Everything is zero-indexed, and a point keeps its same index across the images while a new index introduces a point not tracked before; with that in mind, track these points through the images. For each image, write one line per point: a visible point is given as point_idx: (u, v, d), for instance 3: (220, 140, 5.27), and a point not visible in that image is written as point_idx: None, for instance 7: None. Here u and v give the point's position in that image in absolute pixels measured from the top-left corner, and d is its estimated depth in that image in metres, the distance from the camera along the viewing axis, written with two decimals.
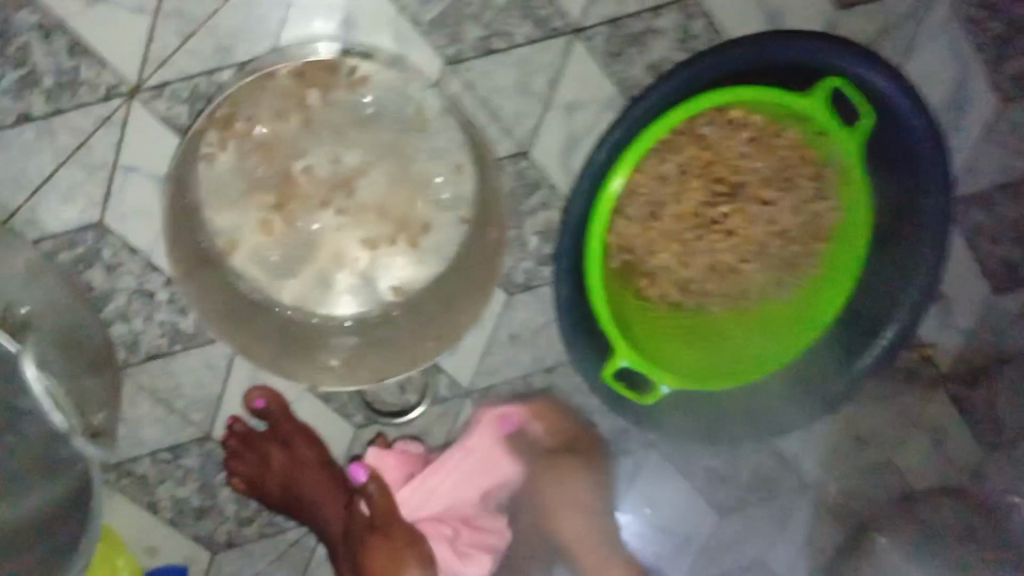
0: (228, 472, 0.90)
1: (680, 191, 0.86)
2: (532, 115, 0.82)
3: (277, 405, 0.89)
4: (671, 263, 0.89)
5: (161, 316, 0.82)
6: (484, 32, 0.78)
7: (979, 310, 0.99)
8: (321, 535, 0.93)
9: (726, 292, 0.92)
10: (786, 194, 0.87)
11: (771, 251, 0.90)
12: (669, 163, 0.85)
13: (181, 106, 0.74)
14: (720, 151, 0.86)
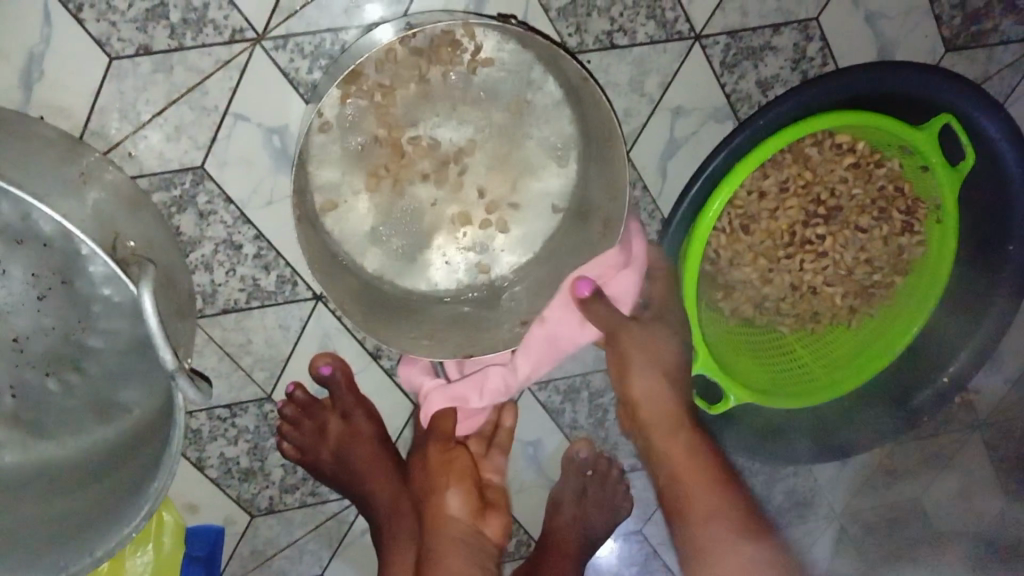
0: (279, 436, 0.88)
1: (776, 208, 0.81)
2: (639, 114, 0.82)
3: (343, 375, 0.87)
4: (753, 279, 0.84)
5: (243, 270, 0.80)
6: (611, 26, 0.77)
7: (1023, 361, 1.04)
8: (365, 509, 0.92)
9: (800, 316, 0.87)
10: (884, 223, 0.83)
11: (858, 281, 0.85)
12: (770, 178, 0.80)
13: (302, 60, 0.74)
14: (823, 172, 0.81)
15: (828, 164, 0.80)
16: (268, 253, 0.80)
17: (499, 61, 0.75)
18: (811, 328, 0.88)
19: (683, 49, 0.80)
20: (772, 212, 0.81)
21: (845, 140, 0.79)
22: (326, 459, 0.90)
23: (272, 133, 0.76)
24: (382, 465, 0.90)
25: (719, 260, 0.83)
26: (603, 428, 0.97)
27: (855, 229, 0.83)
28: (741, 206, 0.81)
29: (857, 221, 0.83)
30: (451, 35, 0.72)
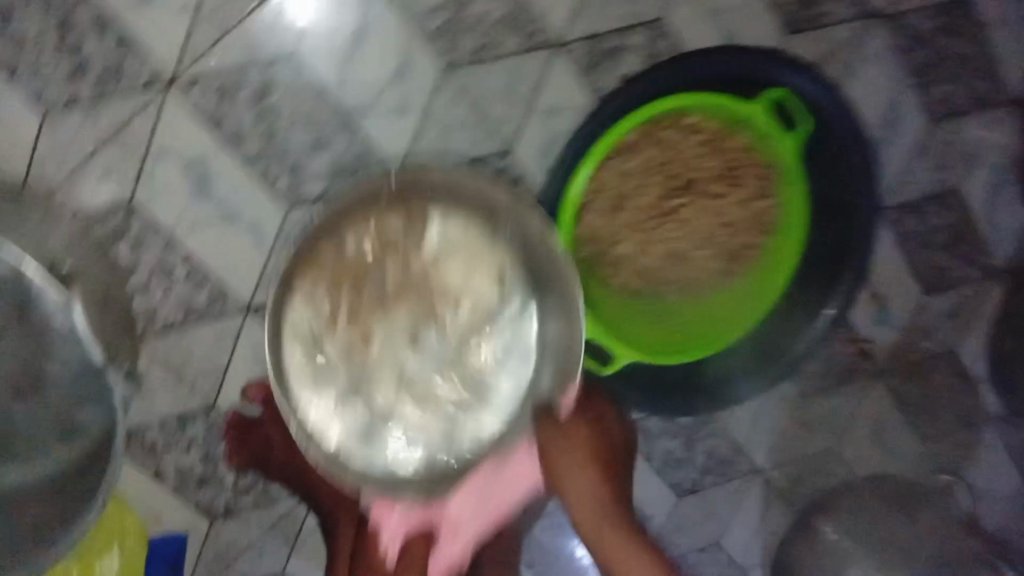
0: (227, 450, 0.98)
1: (643, 186, 0.93)
2: (516, 118, 0.93)
3: (275, 394, 0.96)
4: (634, 252, 0.95)
5: (177, 291, 0.90)
6: (479, 43, 0.89)
7: (913, 308, 1.16)
8: (315, 507, 1.01)
9: (681, 281, 0.98)
10: (739, 189, 0.94)
11: (726, 243, 0.96)
12: (633, 160, 0.92)
13: (211, 98, 0.84)
14: (678, 148, 0.92)
15: (681, 140, 0.92)
16: (199, 272, 0.90)
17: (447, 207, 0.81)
18: (690, 291, 0.98)
19: (547, 57, 0.91)
20: (638, 188, 0.93)
21: (692, 117, 0.91)
22: (276, 460, 0.98)
23: (190, 165, 0.86)
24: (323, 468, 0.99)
25: (598, 234, 0.94)
26: None
27: (715, 197, 0.94)
28: (610, 184, 0.92)
29: (714, 189, 0.93)
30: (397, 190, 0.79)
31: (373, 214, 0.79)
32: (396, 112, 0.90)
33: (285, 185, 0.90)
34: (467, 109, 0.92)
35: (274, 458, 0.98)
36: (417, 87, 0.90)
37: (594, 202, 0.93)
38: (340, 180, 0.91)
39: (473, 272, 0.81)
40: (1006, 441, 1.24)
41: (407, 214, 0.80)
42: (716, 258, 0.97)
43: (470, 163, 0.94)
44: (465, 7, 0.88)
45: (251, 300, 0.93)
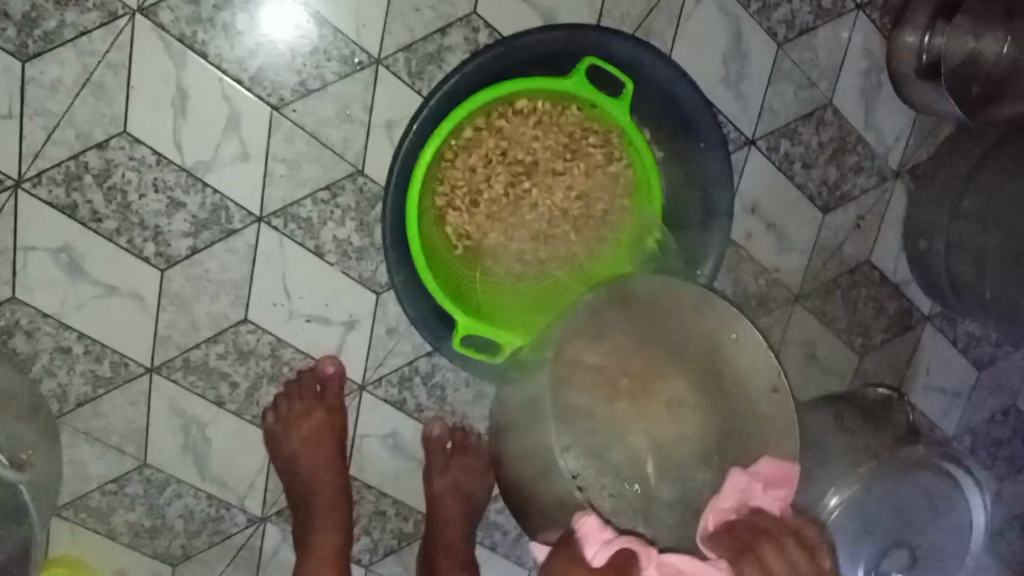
0: (272, 406, 1.02)
1: (489, 177, 0.94)
2: (358, 138, 0.96)
3: (336, 373, 1.03)
4: (500, 240, 0.97)
5: (81, 367, 0.96)
6: (298, 78, 0.92)
7: (812, 228, 1.15)
8: (306, 497, 1.02)
9: (555, 257, 0.99)
10: (582, 158, 0.96)
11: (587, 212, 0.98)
12: (473, 156, 0.93)
13: (58, 188, 0.89)
14: (514, 136, 0.94)
15: (512, 126, 0.93)
16: (95, 347, 0.96)
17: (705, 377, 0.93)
18: (569, 266, 1.00)
19: (370, 75, 0.94)
20: (487, 183, 0.95)
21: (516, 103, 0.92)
22: (307, 429, 1.01)
23: (58, 252, 0.91)
24: (328, 460, 1.03)
25: (463, 234, 0.96)
26: (447, 403, 1.10)
27: (563, 172, 0.96)
28: (460, 186, 0.94)
29: (557, 165, 0.96)
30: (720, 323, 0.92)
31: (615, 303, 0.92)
32: (240, 159, 0.93)
33: (152, 251, 0.94)
34: (307, 141, 0.95)
35: (302, 432, 1.02)
36: (252, 132, 0.93)
37: (447, 204, 0.95)
38: (205, 234, 0.95)
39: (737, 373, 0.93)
40: (942, 336, 1.24)
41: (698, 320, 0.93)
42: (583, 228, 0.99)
43: (325, 191, 0.97)
44: (277, 47, 0.91)
45: (154, 361, 0.98)
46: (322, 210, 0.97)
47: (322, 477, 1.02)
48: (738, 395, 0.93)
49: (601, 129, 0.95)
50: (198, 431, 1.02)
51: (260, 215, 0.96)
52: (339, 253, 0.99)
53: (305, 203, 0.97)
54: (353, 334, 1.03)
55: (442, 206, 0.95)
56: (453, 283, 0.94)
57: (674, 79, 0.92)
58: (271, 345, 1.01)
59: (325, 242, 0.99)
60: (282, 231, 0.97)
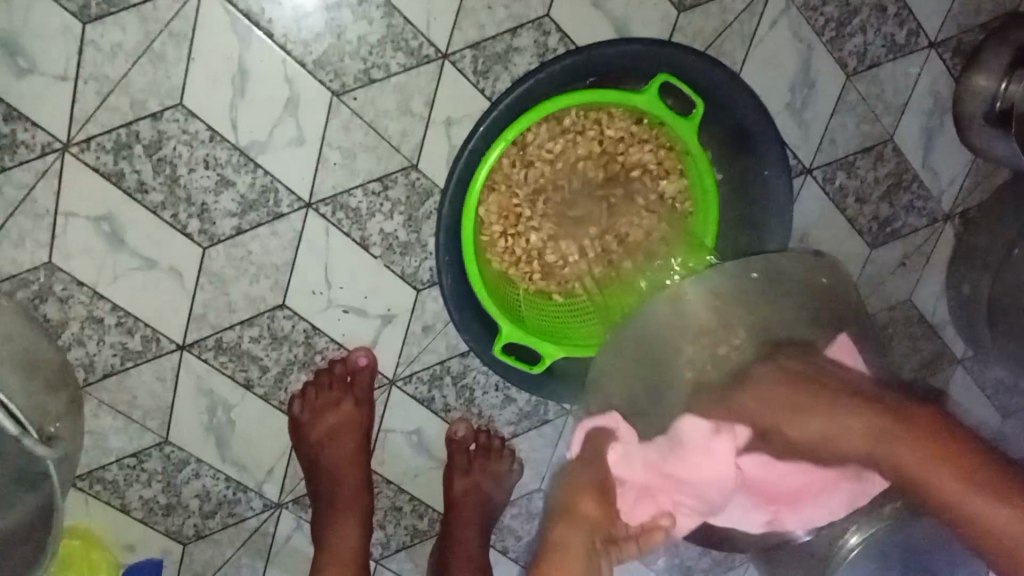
0: (300, 395, 1.01)
1: (542, 184, 0.93)
2: (416, 132, 0.94)
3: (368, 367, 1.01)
4: (547, 249, 0.95)
5: (111, 338, 0.94)
6: (363, 65, 0.90)
7: (857, 264, 1.14)
8: (328, 491, 1.01)
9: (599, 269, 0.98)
10: (638, 172, 0.94)
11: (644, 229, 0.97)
12: (530, 160, 0.91)
13: (107, 155, 0.87)
14: (571, 154, 0.92)
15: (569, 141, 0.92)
16: (127, 319, 0.94)
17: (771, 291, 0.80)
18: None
19: (435, 69, 0.92)
20: (540, 203, 0.94)
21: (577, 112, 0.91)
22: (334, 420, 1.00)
23: (99, 220, 0.89)
24: (351, 453, 1.02)
25: (518, 259, 0.95)
26: (475, 405, 1.08)
27: (619, 190, 0.95)
28: (514, 208, 0.93)
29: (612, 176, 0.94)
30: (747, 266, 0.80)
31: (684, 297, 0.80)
32: (294, 143, 0.91)
33: (195, 228, 0.92)
34: (364, 130, 0.92)
35: (328, 423, 1.00)
36: (309, 116, 0.90)
37: (500, 225, 0.93)
38: (251, 215, 0.93)
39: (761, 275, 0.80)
40: (971, 381, 1.24)
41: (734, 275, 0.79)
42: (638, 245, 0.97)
43: (377, 182, 0.95)
44: (344, 32, 0.89)
45: (185, 338, 0.96)
46: (372, 201, 0.95)
47: (344, 471, 1.01)
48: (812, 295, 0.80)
49: (660, 145, 0.94)
50: (224, 413, 1.00)
51: (309, 201, 0.94)
52: (384, 247, 0.97)
53: (355, 192, 0.95)
54: (389, 328, 1.01)
55: (495, 228, 0.93)
56: (497, 288, 0.93)
57: (747, 104, 0.90)
58: (305, 333, 0.99)
59: (371, 234, 0.97)
60: (329, 219, 0.95)
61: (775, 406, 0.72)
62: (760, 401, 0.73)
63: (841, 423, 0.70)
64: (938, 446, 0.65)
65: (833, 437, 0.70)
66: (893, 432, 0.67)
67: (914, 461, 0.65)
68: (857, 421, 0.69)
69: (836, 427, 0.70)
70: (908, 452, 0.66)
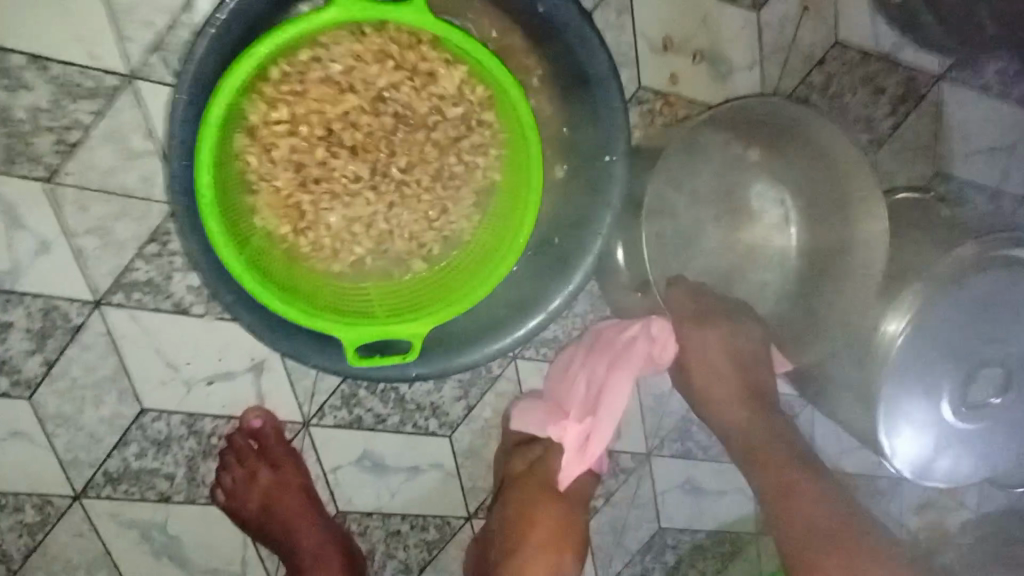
0: (216, 481, 0.91)
1: (300, 157, 0.76)
2: (156, 172, 0.80)
3: (272, 426, 0.91)
4: (352, 221, 0.80)
5: (7, 521, 0.88)
6: (55, 135, 0.77)
7: (752, 37, 0.91)
8: (292, 559, 0.91)
9: (423, 211, 0.81)
10: (401, 86, 0.77)
11: (451, 141, 0.80)
12: (269, 139, 0.75)
13: None
14: (312, 111, 0.75)
15: (300, 96, 0.74)
16: (9, 497, 0.87)
17: (867, 261, 0.86)
18: (468, 214, 0.83)
19: (130, 95, 0.77)
20: (314, 179, 0.77)
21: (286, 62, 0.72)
22: (263, 491, 0.90)
23: None
24: (302, 512, 0.92)
25: (332, 250, 0.80)
26: (409, 400, 0.96)
27: (394, 117, 0.78)
28: (290, 202, 0.77)
29: (376, 108, 0.77)
30: (864, 230, 0.86)
31: (783, 146, 0.91)
32: (42, 251, 0.80)
33: (8, 383, 0.83)
34: (103, 199, 0.79)
35: (257, 497, 0.90)
36: (39, 216, 0.79)
37: (286, 225, 0.77)
38: (52, 342, 0.83)
39: (854, 218, 0.87)
40: (967, 88, 1.00)
41: (860, 205, 0.85)
42: (454, 162, 0.81)
43: (153, 243, 0.82)
44: (12, 113, 0.75)
45: (76, 487, 0.88)
46: (163, 264, 0.83)
47: (302, 534, 0.91)
48: (836, 271, 0.90)
49: (405, 42, 0.75)
50: (161, 533, 0.92)
51: (97, 298, 0.82)
52: (204, 301, 0.85)
53: (138, 265, 0.82)
54: (268, 376, 0.90)
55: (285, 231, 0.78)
56: (315, 293, 0.77)
57: None
58: (186, 423, 0.89)
59: (183, 295, 0.84)
60: (130, 305, 0.83)
61: (707, 372, 0.93)
62: (699, 358, 0.93)
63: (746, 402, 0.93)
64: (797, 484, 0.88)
65: (723, 387, 0.93)
66: (809, 492, 0.86)
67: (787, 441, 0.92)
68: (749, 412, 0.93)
69: (741, 374, 0.93)
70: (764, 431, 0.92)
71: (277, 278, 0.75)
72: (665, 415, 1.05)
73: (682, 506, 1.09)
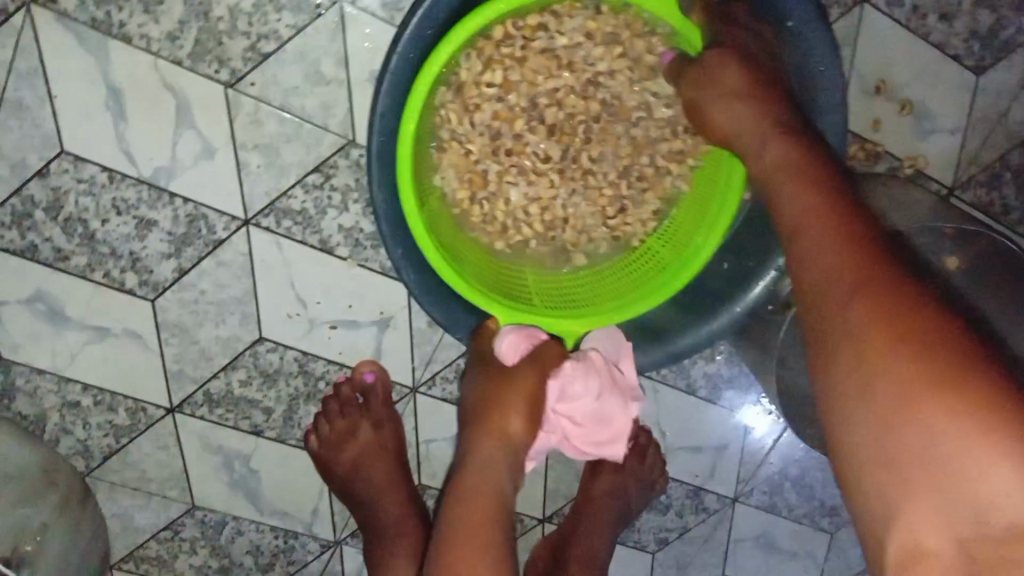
0: (313, 426, 0.87)
1: (495, 122, 0.74)
2: (339, 102, 0.76)
3: (382, 386, 0.86)
4: (528, 196, 0.77)
5: (96, 419, 0.85)
6: (249, 41, 0.73)
7: (963, 101, 0.87)
8: (370, 522, 0.88)
9: (601, 202, 0.79)
10: (617, 75, 0.75)
11: (649, 141, 0.78)
12: (473, 96, 0.73)
13: (9, 231, 0.76)
14: (525, 80, 0.73)
15: (517, 63, 0.73)
16: (104, 396, 0.84)
17: None
18: (645, 220, 0.79)
19: (334, 18, 0.74)
20: (505, 150, 0.75)
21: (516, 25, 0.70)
22: (357, 448, 0.87)
23: (32, 301, 0.79)
24: (393, 478, 0.88)
25: (502, 224, 0.77)
26: None
27: (599, 104, 0.76)
28: (475, 167, 0.75)
29: (581, 90, 0.75)
30: None
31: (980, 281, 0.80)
32: (205, 157, 0.77)
33: (134, 282, 0.80)
34: (277, 118, 0.76)
35: (349, 453, 0.87)
36: (209, 120, 0.75)
37: (466, 189, 0.75)
38: (189, 250, 0.80)
39: None
40: None
41: None
42: (646, 162, 0.78)
43: (315, 173, 0.79)
44: (211, 9, 0.72)
45: (173, 400, 0.86)
46: (319, 197, 0.79)
47: (387, 500, 0.88)
48: None
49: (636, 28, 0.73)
50: (242, 465, 0.90)
51: (246, 217, 0.79)
52: (351, 244, 0.82)
53: (295, 192, 0.79)
54: (390, 333, 0.87)
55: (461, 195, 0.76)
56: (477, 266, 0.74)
57: None
58: (298, 362, 0.86)
59: (330, 234, 0.81)
60: (276, 231, 0.80)
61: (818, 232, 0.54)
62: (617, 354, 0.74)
63: (832, 279, 0.50)
64: (928, 353, 0.42)
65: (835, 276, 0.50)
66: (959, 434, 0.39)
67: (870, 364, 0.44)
68: (859, 317, 0.46)
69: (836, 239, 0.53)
70: (920, 397, 0.41)
71: (447, 242, 0.72)
72: (762, 465, 1.01)
73: (751, 559, 1.06)
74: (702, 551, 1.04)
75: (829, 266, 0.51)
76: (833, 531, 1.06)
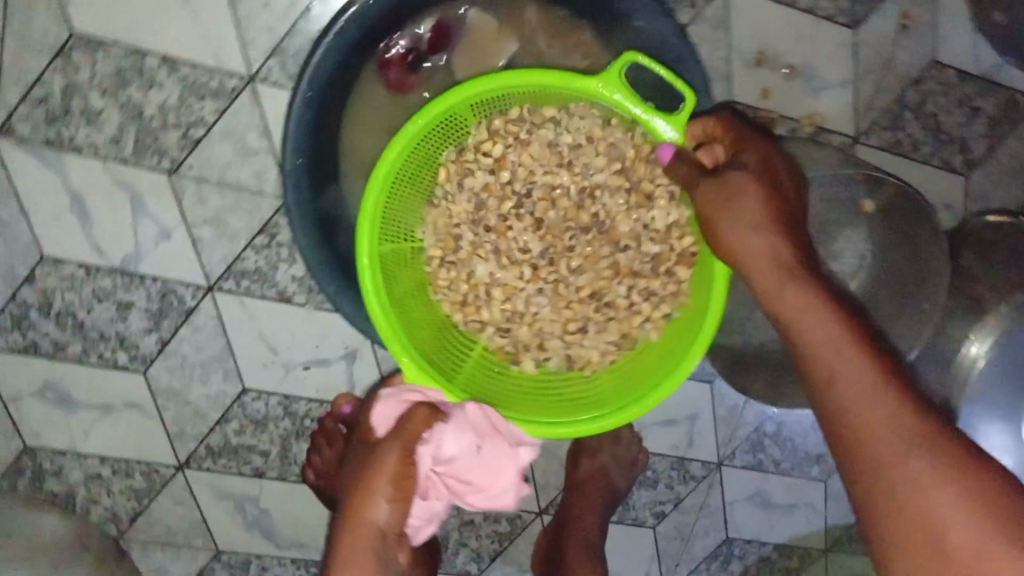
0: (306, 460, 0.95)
1: (480, 203, 0.83)
2: (269, 168, 0.86)
3: None
4: (495, 298, 0.84)
5: (118, 486, 0.95)
6: (181, 131, 0.84)
7: (848, 54, 0.92)
8: None
9: (560, 312, 0.85)
10: (608, 190, 0.83)
11: (630, 268, 0.84)
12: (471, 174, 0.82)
13: (13, 333, 0.88)
14: (522, 164, 0.82)
15: (520, 145, 0.82)
16: (120, 463, 0.95)
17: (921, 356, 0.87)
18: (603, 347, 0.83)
19: (248, 96, 0.83)
20: (488, 226, 0.84)
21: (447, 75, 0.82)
22: None
23: (43, 391, 0.91)
24: None
25: (463, 300, 0.84)
26: None
27: (589, 217, 0.83)
28: (451, 232, 0.84)
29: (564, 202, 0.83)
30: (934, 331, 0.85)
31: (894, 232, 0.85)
32: (164, 239, 0.87)
33: (126, 359, 0.91)
34: (219, 193, 0.86)
35: None
36: (161, 206, 0.86)
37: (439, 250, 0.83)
38: (167, 322, 0.90)
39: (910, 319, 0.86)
40: None
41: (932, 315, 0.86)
42: (622, 291, 0.84)
43: (261, 235, 0.88)
44: (143, 111, 0.83)
45: (180, 458, 0.95)
46: (269, 254, 0.89)
47: None
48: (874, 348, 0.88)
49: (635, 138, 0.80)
50: (254, 507, 0.99)
51: (209, 284, 0.89)
52: (306, 291, 0.91)
53: (247, 255, 0.88)
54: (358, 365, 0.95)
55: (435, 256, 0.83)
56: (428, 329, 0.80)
57: None
58: (282, 405, 0.95)
59: (286, 285, 0.90)
60: (237, 291, 0.89)
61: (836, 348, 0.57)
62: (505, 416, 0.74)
63: (863, 403, 0.54)
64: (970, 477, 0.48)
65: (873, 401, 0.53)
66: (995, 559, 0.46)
67: (948, 514, 0.47)
68: (938, 483, 0.48)
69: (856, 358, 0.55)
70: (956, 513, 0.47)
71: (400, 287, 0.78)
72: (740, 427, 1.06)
73: (751, 519, 1.10)
74: (701, 519, 1.09)
75: (895, 430, 0.51)
76: (825, 479, 1.09)
